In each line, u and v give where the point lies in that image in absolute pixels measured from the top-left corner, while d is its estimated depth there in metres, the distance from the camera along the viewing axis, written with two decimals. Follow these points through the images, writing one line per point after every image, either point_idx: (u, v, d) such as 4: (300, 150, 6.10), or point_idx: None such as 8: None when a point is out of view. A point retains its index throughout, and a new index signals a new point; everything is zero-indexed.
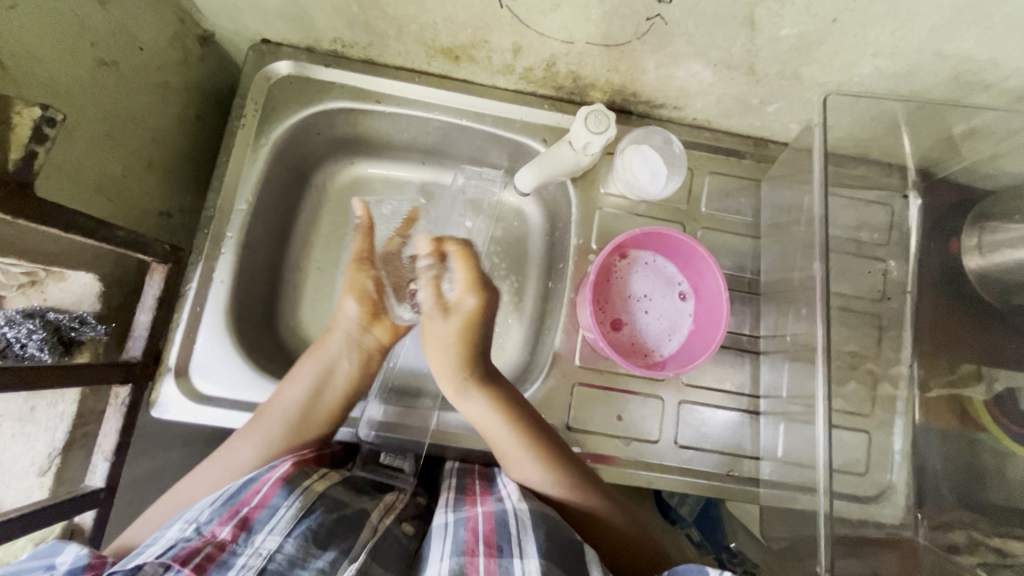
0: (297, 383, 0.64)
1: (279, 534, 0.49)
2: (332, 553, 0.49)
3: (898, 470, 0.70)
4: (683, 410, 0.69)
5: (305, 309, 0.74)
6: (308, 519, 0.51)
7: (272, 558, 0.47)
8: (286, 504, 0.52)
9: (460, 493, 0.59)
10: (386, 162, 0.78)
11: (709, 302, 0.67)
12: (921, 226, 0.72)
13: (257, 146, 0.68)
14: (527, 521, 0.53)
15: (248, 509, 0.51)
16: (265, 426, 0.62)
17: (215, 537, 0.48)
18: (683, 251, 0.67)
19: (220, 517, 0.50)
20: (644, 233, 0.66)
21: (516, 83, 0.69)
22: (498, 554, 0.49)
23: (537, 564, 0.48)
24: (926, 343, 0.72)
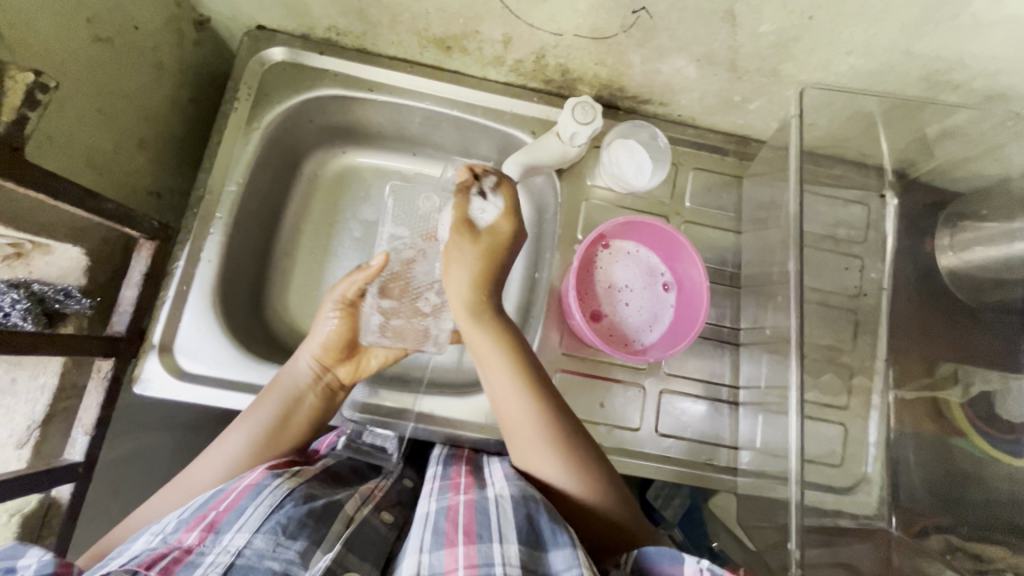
0: (303, 358, 0.64)
1: (248, 530, 0.49)
2: (302, 543, 0.49)
3: (873, 462, 0.71)
4: (663, 399, 0.70)
5: (293, 294, 0.75)
6: (279, 512, 0.50)
7: (240, 555, 0.47)
8: (254, 503, 0.51)
9: (443, 480, 0.59)
10: (376, 151, 0.79)
11: (691, 293, 0.69)
12: (896, 225, 0.74)
13: (250, 130, 0.69)
14: (506, 508, 0.52)
15: (215, 512, 0.50)
16: (245, 430, 0.61)
17: (182, 542, 0.48)
18: (666, 242, 0.69)
19: (187, 524, 0.50)
20: (626, 221, 0.67)
21: (506, 75, 0.71)
22: (476, 540, 0.49)
23: (516, 548, 0.49)
24: (900, 338, 0.74)
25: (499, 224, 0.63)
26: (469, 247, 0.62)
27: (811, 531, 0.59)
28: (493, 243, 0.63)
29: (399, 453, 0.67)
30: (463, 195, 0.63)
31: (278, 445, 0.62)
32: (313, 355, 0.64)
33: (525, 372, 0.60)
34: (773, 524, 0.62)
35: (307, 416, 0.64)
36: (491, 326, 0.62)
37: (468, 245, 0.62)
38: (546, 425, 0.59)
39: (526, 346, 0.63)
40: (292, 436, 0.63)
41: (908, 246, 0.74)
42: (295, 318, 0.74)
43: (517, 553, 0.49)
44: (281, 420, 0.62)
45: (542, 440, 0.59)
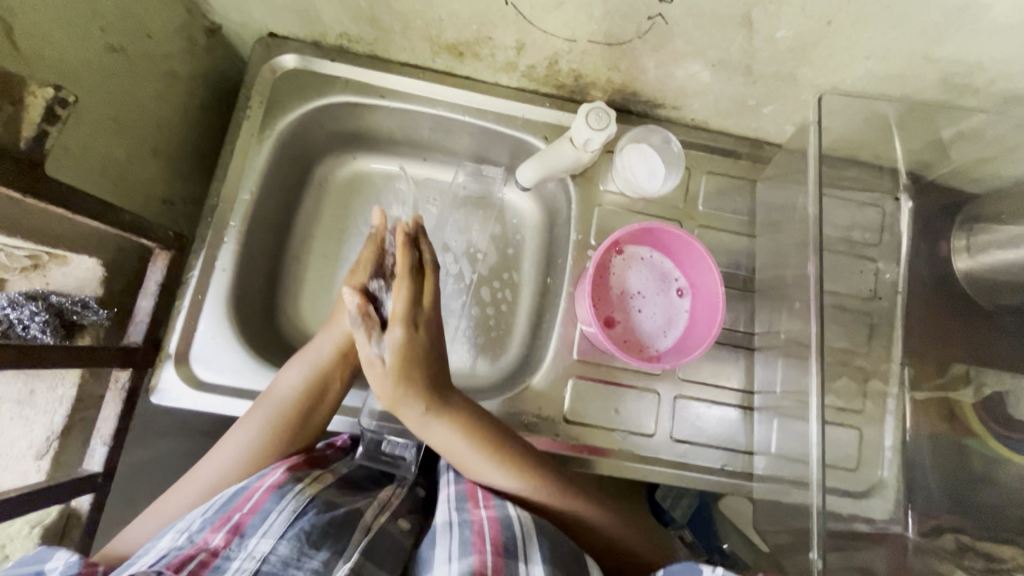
0: (291, 374, 0.62)
1: (274, 535, 0.49)
2: (325, 553, 0.49)
3: (889, 466, 0.71)
4: (678, 405, 0.70)
5: (306, 300, 0.75)
6: (301, 520, 0.50)
7: (266, 560, 0.47)
8: (278, 508, 0.51)
9: (461, 492, 0.59)
10: (387, 157, 0.79)
11: (705, 299, 0.68)
12: (911, 228, 0.74)
13: (262, 138, 0.69)
14: (532, 528, 0.54)
15: (240, 514, 0.50)
16: (263, 407, 0.60)
17: (209, 543, 0.48)
18: (681, 247, 0.68)
19: (212, 525, 0.50)
20: (641, 227, 0.67)
21: (518, 80, 0.70)
22: (499, 552, 0.50)
23: (542, 569, 0.49)
24: (916, 342, 0.73)
25: (401, 284, 0.60)
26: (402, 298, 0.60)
27: (829, 537, 0.58)
28: (413, 317, 0.60)
29: (416, 463, 0.67)
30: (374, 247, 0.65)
31: (300, 427, 0.61)
32: (342, 339, 0.64)
33: (482, 439, 0.60)
34: (789, 529, 0.62)
35: (328, 397, 0.63)
36: (445, 420, 0.61)
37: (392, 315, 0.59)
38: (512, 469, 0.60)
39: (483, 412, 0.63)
40: (314, 420, 0.62)
41: (924, 249, 0.73)
42: (308, 324, 0.74)
43: (542, 573, 0.49)
44: (304, 398, 0.61)
45: (496, 472, 0.60)
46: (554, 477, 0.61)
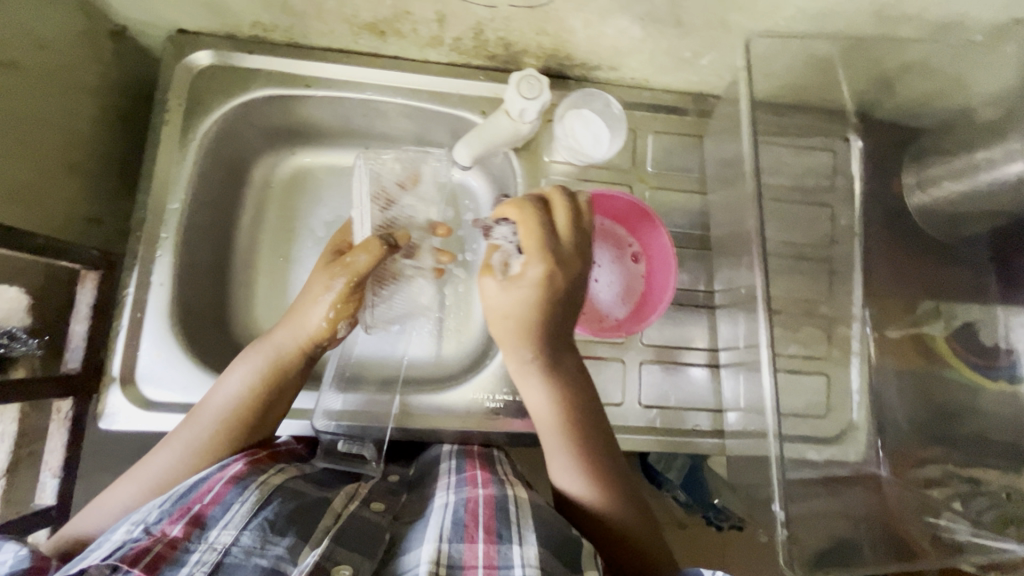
0: (245, 370, 0.59)
1: (235, 527, 0.48)
2: (290, 539, 0.49)
3: (859, 409, 0.71)
4: (643, 370, 0.69)
5: (258, 307, 0.74)
6: (264, 510, 0.50)
7: (228, 552, 0.47)
8: (240, 497, 0.50)
9: (461, 476, 0.59)
10: (326, 150, 0.78)
11: (659, 260, 0.67)
12: (863, 169, 0.73)
13: (185, 143, 0.66)
14: (527, 509, 0.53)
15: (200, 505, 0.50)
16: (212, 410, 0.58)
17: (166, 535, 0.48)
18: (629, 213, 0.68)
19: (171, 515, 0.49)
20: None
21: (447, 55, 0.67)
22: (497, 539, 0.49)
23: (536, 551, 0.49)
24: (876, 282, 0.73)
25: (563, 255, 0.56)
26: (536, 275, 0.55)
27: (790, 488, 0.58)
28: (551, 288, 0.55)
29: (377, 457, 0.64)
30: (525, 213, 0.56)
31: (257, 419, 0.59)
32: (308, 330, 0.60)
33: (568, 406, 0.59)
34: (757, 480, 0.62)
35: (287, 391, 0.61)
36: (539, 383, 0.59)
37: (523, 280, 0.55)
38: (575, 447, 0.58)
39: (580, 382, 0.60)
40: (273, 410, 0.60)
41: (876, 188, 0.73)
42: (265, 330, 0.73)
43: (536, 554, 0.48)
44: (260, 393, 0.59)
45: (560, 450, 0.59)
46: (610, 477, 0.59)
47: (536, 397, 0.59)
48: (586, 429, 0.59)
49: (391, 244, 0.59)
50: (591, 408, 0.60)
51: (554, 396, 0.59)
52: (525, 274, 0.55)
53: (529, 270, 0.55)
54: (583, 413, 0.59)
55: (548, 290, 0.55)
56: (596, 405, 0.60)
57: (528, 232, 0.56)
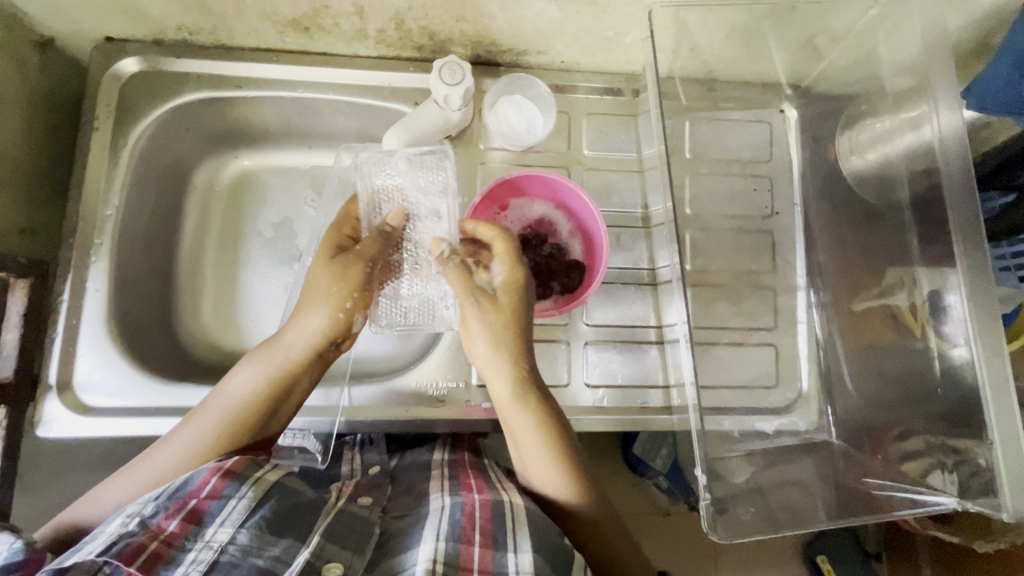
0: (252, 371, 0.59)
1: (231, 525, 0.49)
2: (286, 540, 0.50)
3: (807, 378, 0.72)
4: (589, 351, 0.70)
5: (205, 310, 0.74)
6: (261, 508, 0.51)
7: (223, 551, 0.48)
8: (237, 495, 0.51)
9: (456, 483, 0.61)
10: (268, 151, 0.78)
11: (592, 228, 0.64)
12: (798, 139, 0.74)
13: (117, 149, 0.66)
14: (523, 515, 0.53)
15: (196, 501, 0.50)
16: (207, 415, 0.57)
17: (161, 532, 0.48)
18: (555, 189, 0.65)
19: (166, 510, 0.50)
20: (507, 178, 0.63)
21: (375, 48, 0.68)
22: (494, 545, 0.51)
23: (531, 558, 0.49)
24: (819, 251, 0.74)
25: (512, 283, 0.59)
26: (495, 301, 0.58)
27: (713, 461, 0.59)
28: (512, 300, 0.59)
29: (323, 449, 0.68)
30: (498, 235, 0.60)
31: (254, 424, 0.58)
32: (308, 333, 0.59)
33: (550, 415, 0.59)
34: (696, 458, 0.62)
35: (292, 394, 0.60)
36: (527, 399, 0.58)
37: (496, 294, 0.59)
38: (559, 452, 0.58)
39: (552, 400, 0.60)
40: (275, 415, 0.60)
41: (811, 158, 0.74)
42: (213, 334, 0.73)
43: (531, 562, 0.49)
44: (258, 396, 0.58)
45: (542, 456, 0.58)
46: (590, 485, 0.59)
47: (514, 414, 0.58)
48: (565, 436, 0.59)
49: (391, 230, 0.62)
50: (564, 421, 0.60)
51: (538, 410, 0.58)
52: (500, 280, 0.59)
53: (502, 279, 0.59)
54: (563, 424, 0.60)
55: (507, 308, 0.58)
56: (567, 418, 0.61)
57: (504, 248, 0.60)
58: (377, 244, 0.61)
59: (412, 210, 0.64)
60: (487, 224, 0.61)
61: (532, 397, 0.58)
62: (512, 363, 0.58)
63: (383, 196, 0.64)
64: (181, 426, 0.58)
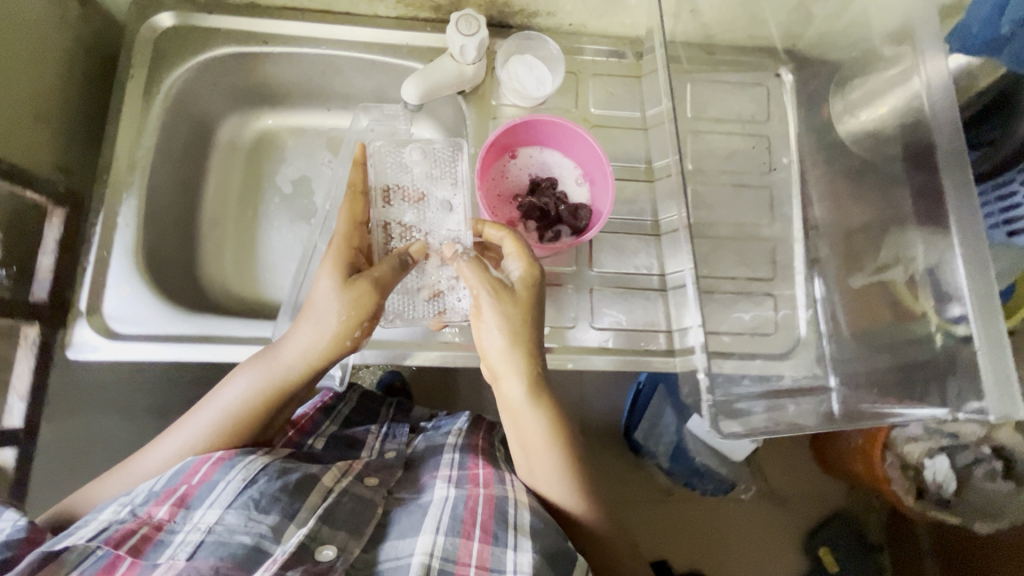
0: (245, 381, 0.61)
1: (220, 506, 0.53)
2: (274, 518, 0.53)
3: (806, 326, 0.74)
4: (595, 296, 0.72)
5: (225, 259, 0.78)
6: (251, 487, 0.54)
7: (212, 530, 0.51)
8: (226, 478, 0.55)
9: (461, 470, 0.63)
10: (288, 112, 0.82)
11: (597, 175, 0.68)
12: (795, 101, 0.78)
13: (149, 97, 0.70)
14: (526, 514, 0.56)
15: (186, 487, 0.54)
16: (208, 416, 0.61)
17: (152, 517, 0.52)
18: (564, 137, 0.68)
19: (156, 498, 0.54)
20: (523, 122, 0.66)
21: (395, 8, 0.73)
22: (493, 541, 0.53)
23: (530, 556, 0.52)
24: (819, 204, 0.76)
25: (527, 286, 0.60)
26: (513, 305, 0.59)
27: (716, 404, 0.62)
28: (528, 299, 0.60)
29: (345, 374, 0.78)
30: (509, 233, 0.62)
31: (253, 427, 0.62)
32: (303, 347, 0.60)
33: (555, 422, 0.62)
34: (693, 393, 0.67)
35: (287, 401, 0.63)
36: (540, 406, 0.62)
37: (510, 299, 0.59)
38: (561, 455, 0.63)
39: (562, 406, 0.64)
40: (266, 420, 0.63)
41: (807, 118, 0.77)
42: (229, 281, 0.77)
43: (529, 562, 0.52)
44: (255, 403, 0.61)
45: (551, 458, 0.62)
46: (589, 485, 0.64)
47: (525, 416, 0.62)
48: (566, 438, 0.63)
49: (410, 261, 0.61)
50: (569, 424, 0.64)
51: (551, 420, 0.62)
52: (517, 275, 0.60)
53: (518, 274, 0.60)
54: (567, 429, 0.63)
55: (521, 314, 0.59)
56: (570, 421, 0.65)
57: (516, 247, 0.61)
58: (392, 263, 0.60)
59: (425, 219, 0.65)
60: (498, 224, 0.63)
61: (544, 400, 0.62)
62: (524, 364, 0.60)
63: (396, 197, 0.65)
64: (174, 430, 0.62)
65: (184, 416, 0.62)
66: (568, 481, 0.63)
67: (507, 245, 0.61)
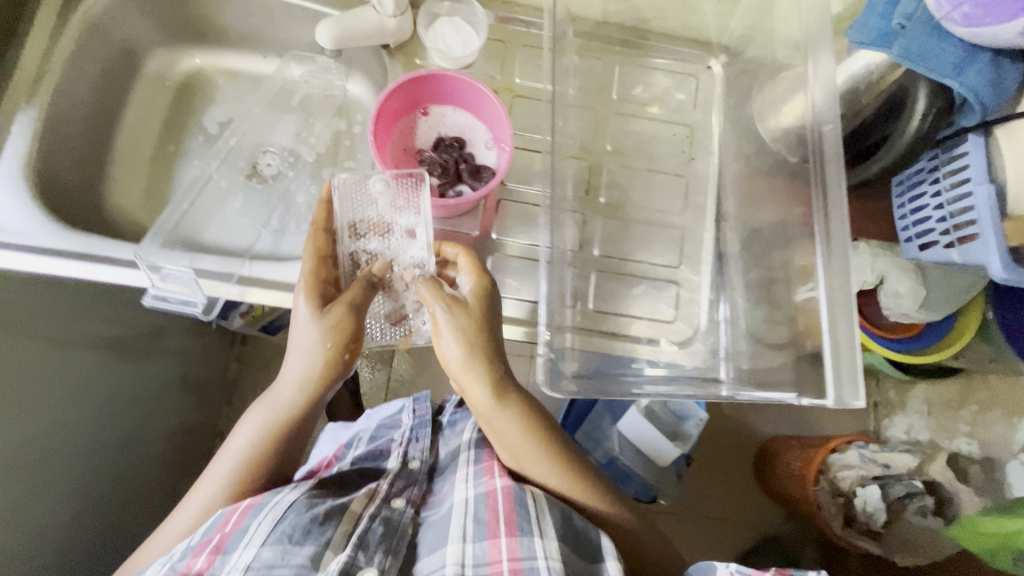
0: (247, 428, 0.64)
1: (255, 544, 0.54)
2: (309, 548, 0.54)
3: (706, 318, 0.73)
4: (494, 262, 0.70)
5: (133, 189, 0.77)
6: (280, 522, 0.55)
7: (250, 567, 0.53)
8: (255, 520, 0.56)
9: (478, 464, 0.64)
10: (220, 54, 0.82)
11: (503, 139, 0.67)
12: (722, 94, 0.78)
13: (66, 14, 0.69)
14: (541, 502, 0.59)
15: (220, 535, 0.56)
16: (219, 471, 0.63)
17: (192, 567, 0.54)
18: (473, 98, 0.67)
19: (193, 550, 0.56)
20: (428, 76, 0.65)
21: None
22: (518, 533, 0.55)
23: (555, 543, 0.55)
24: (732, 197, 0.76)
25: (482, 291, 0.60)
26: (468, 314, 0.59)
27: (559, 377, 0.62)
28: (484, 306, 0.60)
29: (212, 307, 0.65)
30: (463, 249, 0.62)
31: (260, 467, 0.63)
32: (294, 377, 0.60)
33: (530, 428, 0.62)
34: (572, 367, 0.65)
35: (293, 429, 0.63)
36: (513, 411, 0.61)
37: (468, 306, 0.59)
38: (551, 459, 0.63)
39: (534, 403, 0.64)
40: (278, 451, 0.64)
41: (732, 112, 0.77)
42: (134, 212, 0.77)
43: (557, 548, 0.55)
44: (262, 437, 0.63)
45: (545, 462, 0.62)
46: (586, 476, 0.64)
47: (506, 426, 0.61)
48: (551, 437, 0.63)
49: (376, 278, 0.61)
50: (546, 419, 0.64)
51: (525, 427, 0.62)
52: (468, 289, 0.60)
53: (471, 286, 0.60)
54: (547, 430, 0.63)
55: (475, 323, 0.59)
56: (549, 416, 0.65)
57: (469, 260, 0.61)
58: (363, 289, 0.60)
59: (389, 244, 0.65)
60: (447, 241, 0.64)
61: (510, 398, 0.61)
62: (484, 370, 0.59)
63: (363, 229, 0.65)
64: (194, 493, 0.64)
65: (201, 478, 0.65)
66: (564, 479, 0.63)
67: (460, 261, 0.62)
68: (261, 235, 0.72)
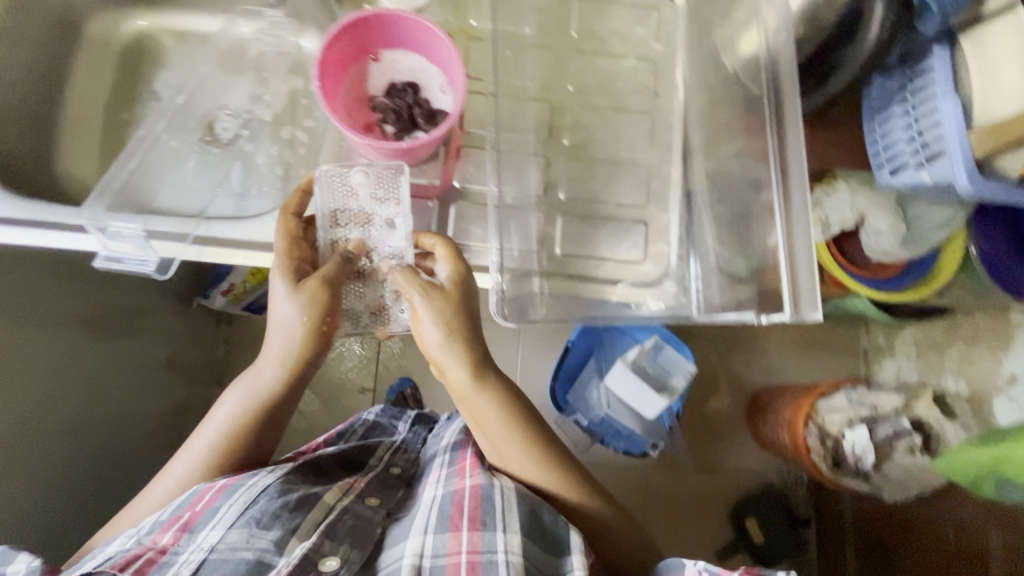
0: (230, 403, 0.63)
1: (222, 526, 0.55)
2: (275, 533, 0.56)
3: (675, 258, 0.71)
4: (456, 211, 0.68)
5: (82, 156, 0.75)
6: (252, 508, 0.56)
7: (213, 550, 0.54)
8: (226, 502, 0.56)
9: (450, 466, 0.65)
10: (167, 15, 0.80)
11: (455, 79, 0.64)
12: (687, 26, 0.75)
13: None
14: (512, 500, 0.59)
15: (189, 513, 0.56)
16: (200, 444, 0.63)
17: (157, 543, 0.55)
18: (423, 40, 0.65)
19: (160, 526, 0.56)
20: (373, 17, 0.63)
21: None
22: (482, 527, 0.57)
23: (517, 541, 0.56)
24: (698, 133, 0.74)
25: (457, 280, 0.59)
26: (443, 300, 0.58)
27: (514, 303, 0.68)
28: (459, 293, 0.59)
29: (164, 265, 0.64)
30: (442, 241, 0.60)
31: (240, 445, 0.63)
32: (275, 354, 0.61)
33: (511, 413, 0.63)
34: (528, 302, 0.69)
35: (281, 409, 0.64)
36: (490, 393, 0.62)
37: (441, 294, 0.59)
38: (529, 446, 0.64)
39: (515, 388, 0.65)
40: (262, 431, 0.64)
41: (697, 45, 0.74)
42: (85, 178, 0.74)
43: (518, 543, 0.56)
44: (242, 418, 0.63)
45: (523, 449, 0.63)
46: (565, 470, 0.65)
47: (483, 409, 0.62)
48: (529, 423, 0.64)
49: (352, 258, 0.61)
50: (529, 410, 0.65)
51: (504, 410, 0.62)
52: (445, 276, 0.59)
53: (448, 276, 0.59)
54: (527, 419, 0.64)
55: (450, 306, 0.59)
56: (531, 405, 0.66)
57: (448, 250, 0.60)
58: (338, 268, 0.60)
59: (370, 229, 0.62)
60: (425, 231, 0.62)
61: (489, 381, 0.62)
62: (465, 351, 0.60)
63: (343, 219, 0.62)
64: (174, 462, 0.64)
65: (178, 456, 0.64)
66: (540, 468, 0.64)
67: (439, 251, 0.60)
68: (218, 197, 0.69)
